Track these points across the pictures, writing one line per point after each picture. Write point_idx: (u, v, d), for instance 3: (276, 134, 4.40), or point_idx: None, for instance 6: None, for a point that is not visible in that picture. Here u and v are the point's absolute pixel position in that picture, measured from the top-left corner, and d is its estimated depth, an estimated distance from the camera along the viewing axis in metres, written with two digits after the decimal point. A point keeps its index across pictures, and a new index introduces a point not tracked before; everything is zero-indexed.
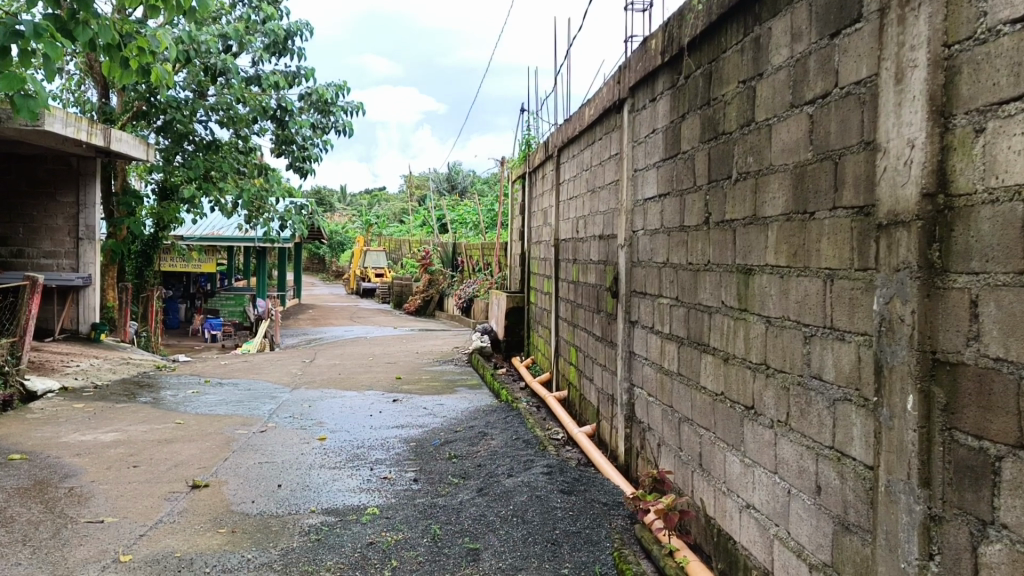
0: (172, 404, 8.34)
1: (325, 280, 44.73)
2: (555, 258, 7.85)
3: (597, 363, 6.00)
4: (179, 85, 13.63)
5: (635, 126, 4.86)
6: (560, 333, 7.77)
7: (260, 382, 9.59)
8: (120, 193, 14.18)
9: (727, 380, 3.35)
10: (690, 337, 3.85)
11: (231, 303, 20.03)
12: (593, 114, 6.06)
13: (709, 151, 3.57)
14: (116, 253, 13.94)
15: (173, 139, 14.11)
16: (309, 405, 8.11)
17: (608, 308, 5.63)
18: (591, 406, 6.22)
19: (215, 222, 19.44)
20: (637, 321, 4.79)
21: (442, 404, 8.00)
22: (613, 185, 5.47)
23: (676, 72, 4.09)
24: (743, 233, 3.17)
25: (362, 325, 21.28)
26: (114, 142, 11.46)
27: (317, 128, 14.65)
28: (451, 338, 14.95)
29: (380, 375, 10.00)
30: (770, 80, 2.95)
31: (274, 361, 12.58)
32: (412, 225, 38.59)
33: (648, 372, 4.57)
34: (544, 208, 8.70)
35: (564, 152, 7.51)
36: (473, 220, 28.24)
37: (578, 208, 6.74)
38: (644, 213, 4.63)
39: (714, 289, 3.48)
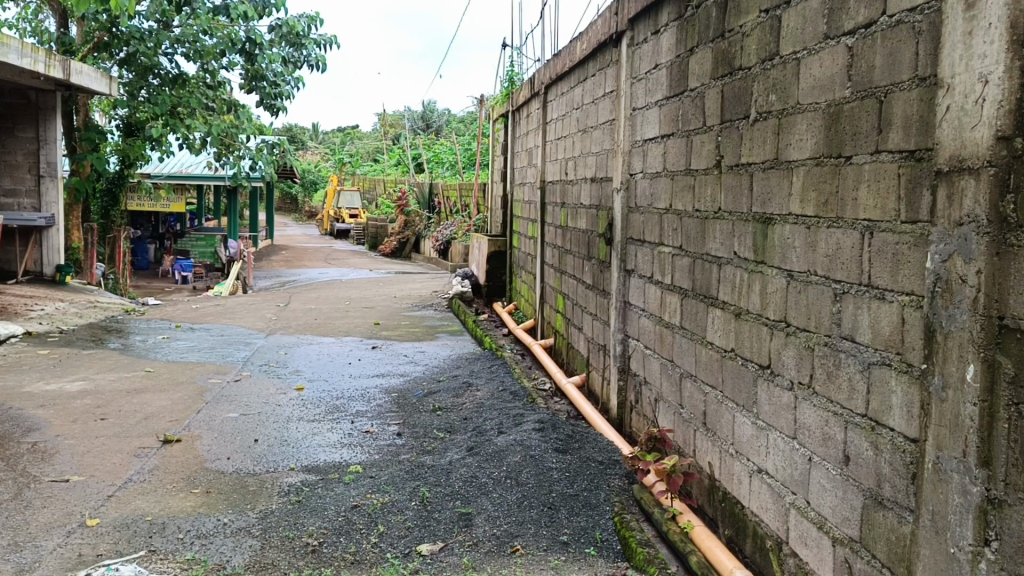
0: (142, 351, 8.03)
1: (299, 220, 44.06)
2: (542, 201, 7.56)
3: (587, 311, 5.77)
4: (142, 15, 12.97)
5: (635, 62, 4.55)
6: (545, 279, 7.52)
7: (233, 328, 9.29)
8: (83, 129, 13.59)
9: (738, 336, 3.12)
10: (695, 289, 3.61)
11: (202, 244, 19.58)
12: (586, 49, 5.72)
13: (722, 89, 3.29)
14: (80, 192, 13.41)
15: (138, 73, 13.48)
16: (285, 352, 7.83)
17: (600, 256, 5.38)
18: (580, 356, 6.01)
19: (184, 161, 18.84)
20: (634, 270, 4.54)
21: (423, 351, 7.77)
22: (608, 125, 5.17)
23: (683, 2, 3.80)
24: (761, 179, 2.91)
25: (337, 267, 20.91)
26: (74, 75, 10.90)
27: (288, 63, 14.09)
28: (430, 281, 14.68)
29: (358, 321, 9.73)
30: (799, 8, 2.65)
31: (248, 304, 12.24)
32: (387, 165, 37.95)
33: (646, 324, 4.34)
34: (529, 148, 8.38)
35: (552, 89, 7.17)
36: (450, 160, 27.74)
37: (568, 149, 6.43)
38: (644, 155, 4.36)
39: (725, 239, 3.23)
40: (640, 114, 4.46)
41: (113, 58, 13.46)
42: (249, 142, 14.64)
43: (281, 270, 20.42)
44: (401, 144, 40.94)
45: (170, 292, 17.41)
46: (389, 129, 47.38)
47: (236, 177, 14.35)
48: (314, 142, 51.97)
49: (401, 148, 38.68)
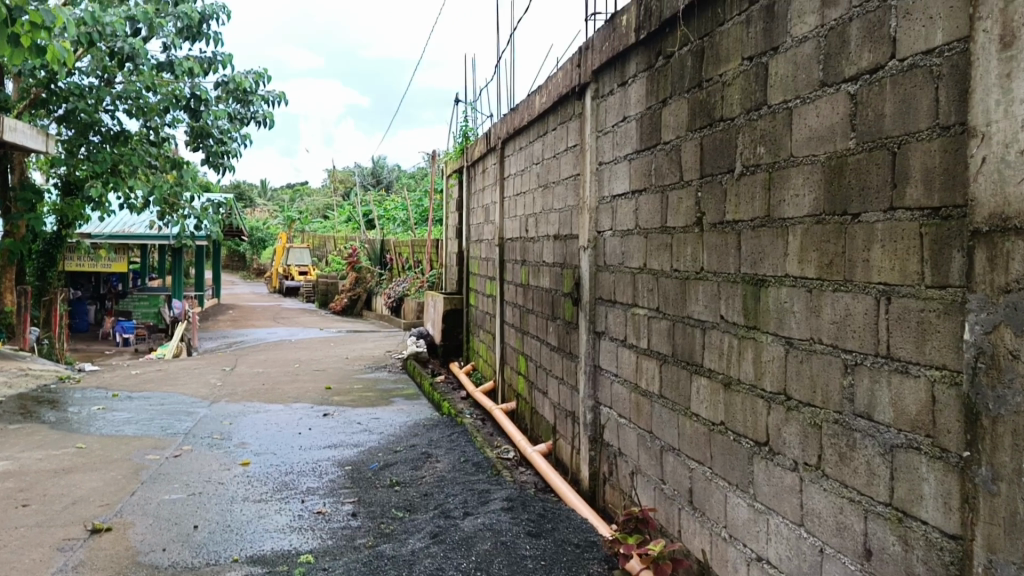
0: (75, 423, 7.50)
1: (246, 277, 43.22)
2: (500, 258, 7.30)
3: (551, 375, 5.49)
4: (82, 71, 12.58)
5: (601, 114, 4.35)
6: (505, 340, 7.23)
7: (175, 395, 8.78)
8: (18, 189, 13.04)
9: (728, 408, 2.86)
10: (675, 354, 3.35)
11: (146, 304, 18.88)
12: (546, 102, 5.54)
13: (702, 141, 3.08)
14: (14, 253, 12.80)
15: (77, 131, 13.00)
16: (230, 422, 7.37)
17: (565, 316, 5.12)
18: (545, 422, 5.70)
19: (126, 219, 18.26)
20: (604, 332, 4.29)
21: (377, 418, 7.38)
22: (571, 180, 4.96)
23: (652, 53, 3.61)
24: (752, 238, 2.68)
25: (287, 326, 20.35)
26: (7, 133, 10.44)
27: (235, 120, 13.77)
28: (382, 340, 14.26)
29: (308, 385, 9.29)
30: (790, 54, 2.46)
31: (192, 369, 11.70)
32: (337, 222, 37.55)
33: (619, 391, 4.07)
34: (486, 205, 8.15)
35: (509, 144, 6.97)
36: (401, 216, 27.49)
37: (528, 205, 6.21)
38: (613, 211, 4.14)
39: (710, 302, 2.99)
40: (607, 169, 4.25)
41: (51, 115, 13.01)
42: (195, 201, 14.21)
43: (228, 330, 19.79)
44: (351, 200, 40.61)
45: (111, 355, 16.68)
46: (338, 186, 47.06)
47: (181, 237, 13.88)
48: (262, 199, 51.36)
49: (351, 204, 38.34)
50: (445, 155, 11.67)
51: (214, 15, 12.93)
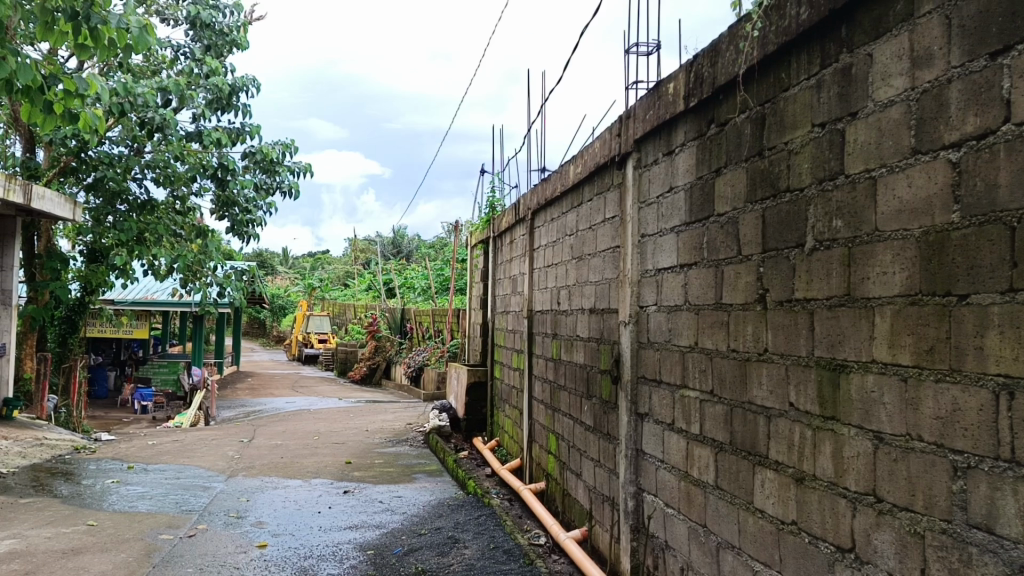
0: (87, 498, 7.22)
1: (265, 345, 43.12)
2: (529, 331, 7.08)
3: (586, 457, 5.20)
4: (112, 140, 12.67)
5: (644, 184, 4.16)
6: (533, 417, 6.95)
7: (192, 468, 8.51)
8: (43, 255, 13.04)
9: (801, 507, 2.58)
10: (733, 443, 3.08)
11: (165, 370, 18.70)
12: (581, 172, 5.38)
13: (763, 213, 2.86)
14: (36, 319, 12.73)
15: (105, 198, 13.03)
16: (246, 498, 7.09)
17: (602, 396, 4.86)
18: (578, 506, 5.38)
19: (149, 286, 18.24)
20: (647, 415, 4.02)
21: (400, 496, 7.07)
22: (609, 252, 4.76)
23: (702, 120, 3.43)
24: (828, 318, 2.44)
25: (305, 396, 20.09)
26: (35, 200, 10.41)
27: (261, 189, 13.77)
28: (403, 412, 13.97)
29: (328, 459, 9.00)
30: (871, 119, 2.26)
31: (209, 439, 11.44)
32: (357, 290, 37.57)
33: (664, 479, 3.78)
34: (514, 275, 7.97)
35: (540, 214, 6.81)
36: (422, 285, 27.42)
37: (560, 277, 6.01)
38: (658, 285, 3.91)
39: (776, 387, 2.74)
40: (651, 241, 4.04)
41: (80, 183, 13.08)
42: (219, 269, 14.16)
43: (246, 399, 19.56)
44: (372, 269, 40.70)
45: (127, 423, 16.44)
46: (359, 254, 47.27)
47: (203, 305, 13.78)
48: (283, 267, 51.63)
49: (372, 272, 38.39)
50: (470, 225, 11.56)
51: (244, 86, 13.05)
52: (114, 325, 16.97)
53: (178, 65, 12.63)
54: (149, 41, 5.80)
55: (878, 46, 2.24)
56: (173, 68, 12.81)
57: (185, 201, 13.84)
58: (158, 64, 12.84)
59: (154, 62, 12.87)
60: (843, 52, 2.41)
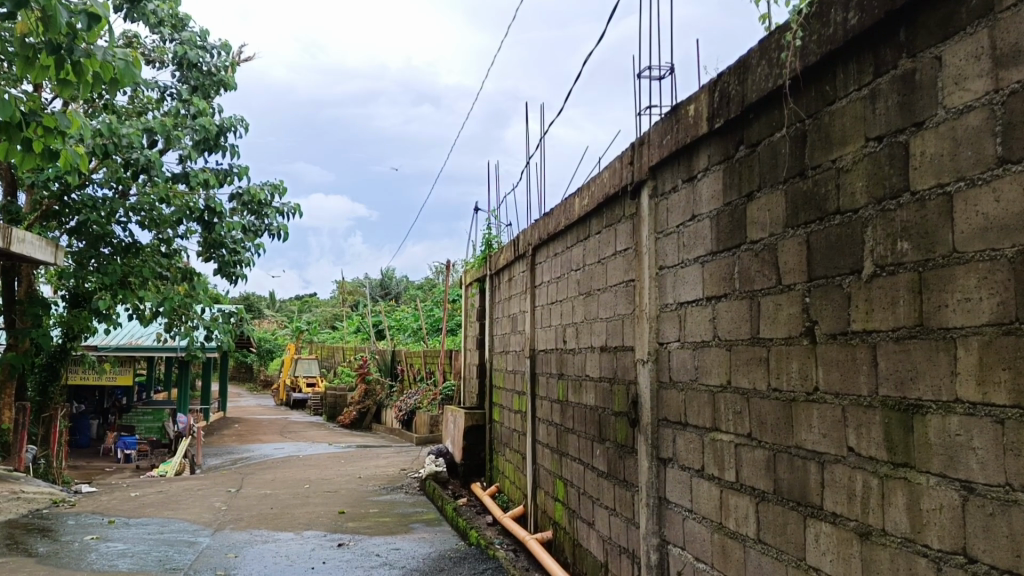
0: (65, 556, 6.82)
1: (253, 389, 42.49)
2: (531, 371, 6.79)
3: (598, 506, 4.90)
4: (96, 183, 12.42)
5: (662, 213, 3.92)
6: (537, 462, 6.64)
7: (176, 522, 8.11)
8: (23, 301, 12.68)
9: (867, 566, 2.29)
10: (778, 491, 2.80)
11: (148, 418, 18.34)
12: (589, 204, 5.14)
13: (809, 237, 2.62)
14: (15, 367, 12.33)
15: (88, 242, 12.71)
16: (234, 553, 6.71)
17: (616, 440, 4.57)
18: (591, 558, 5.06)
19: (133, 331, 17.82)
20: (671, 460, 3.73)
21: (397, 548, 6.70)
22: (623, 287, 4.51)
23: (729, 141, 3.20)
24: (896, 352, 2.18)
25: (294, 441, 19.63)
26: (14, 243, 10.13)
27: (249, 230, 13.49)
28: (395, 457, 13.57)
29: (319, 509, 8.62)
30: (943, 129, 2.03)
31: (195, 489, 11.02)
32: (346, 333, 37.15)
33: (693, 530, 3.49)
34: (514, 314, 7.71)
35: (542, 250, 6.56)
36: (412, 326, 27.08)
37: (565, 315, 5.74)
38: (681, 320, 3.65)
39: (832, 430, 2.47)
40: (671, 273, 3.79)
41: (62, 227, 12.78)
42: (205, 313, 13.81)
43: (233, 446, 19.08)
44: (360, 310, 40.33)
45: (110, 473, 15.93)
46: (347, 296, 46.89)
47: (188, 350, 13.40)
48: (271, 310, 51.14)
49: (360, 314, 38.01)
50: (465, 264, 11.31)
51: (232, 126, 12.82)
52: (98, 372, 16.56)
53: (165, 105, 12.42)
54: (135, 75, 5.29)
55: (947, 48, 2.02)
56: (159, 109, 12.60)
57: (170, 243, 13.55)
58: (144, 105, 12.64)
59: (139, 102, 12.65)
60: (903, 57, 2.19)
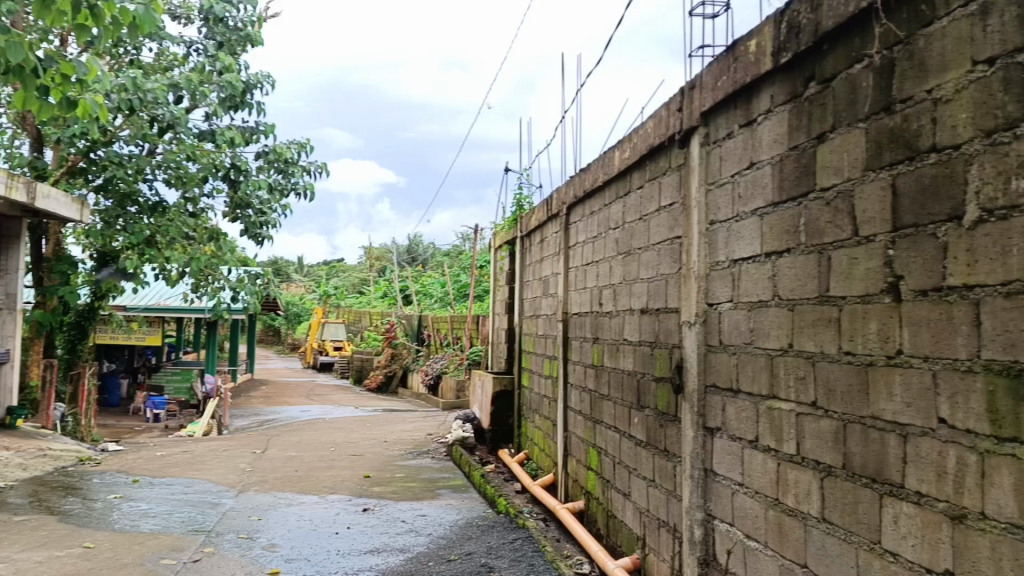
0: (88, 515, 6.70)
1: (281, 353, 42.71)
2: (563, 335, 6.52)
3: (635, 476, 4.65)
4: (122, 139, 12.26)
5: (714, 162, 3.60)
6: (568, 430, 6.40)
7: (200, 483, 7.98)
8: (50, 258, 12.59)
9: (960, 554, 2.01)
10: (847, 467, 2.51)
11: (177, 378, 17.56)
12: (630, 157, 4.83)
13: (895, 181, 2.30)
14: (42, 324, 12.27)
15: (115, 200, 12.62)
16: (258, 516, 6.55)
17: (657, 408, 4.29)
18: (627, 531, 4.82)
19: (161, 291, 17.79)
20: (720, 430, 3.45)
21: (424, 514, 6.51)
22: (667, 244, 4.21)
23: (797, 77, 2.87)
24: (1007, 310, 1.87)
25: (320, 404, 19.60)
26: (40, 198, 9.95)
27: (275, 190, 13.27)
28: (422, 422, 13.43)
29: (345, 473, 8.47)
30: None
31: (221, 450, 10.93)
32: (373, 297, 37.12)
33: (743, 506, 3.21)
34: (546, 276, 7.44)
35: (577, 208, 6.26)
36: (439, 291, 26.93)
37: (602, 276, 5.46)
38: (734, 279, 3.35)
39: (919, 399, 2.17)
40: (724, 228, 3.49)
41: (88, 184, 12.64)
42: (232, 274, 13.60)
43: (260, 408, 19.08)
44: (387, 276, 40.25)
45: (138, 432, 15.96)
46: (375, 261, 46.85)
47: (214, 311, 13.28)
48: (299, 274, 51.28)
49: (388, 279, 37.94)
50: (494, 226, 11.04)
51: (258, 83, 12.56)
52: (126, 332, 16.55)
53: (191, 61, 12.19)
54: (156, 20, 5.12)
55: None
56: (185, 65, 12.38)
57: (196, 202, 13.38)
58: (170, 61, 12.42)
59: (166, 58, 12.43)
60: None
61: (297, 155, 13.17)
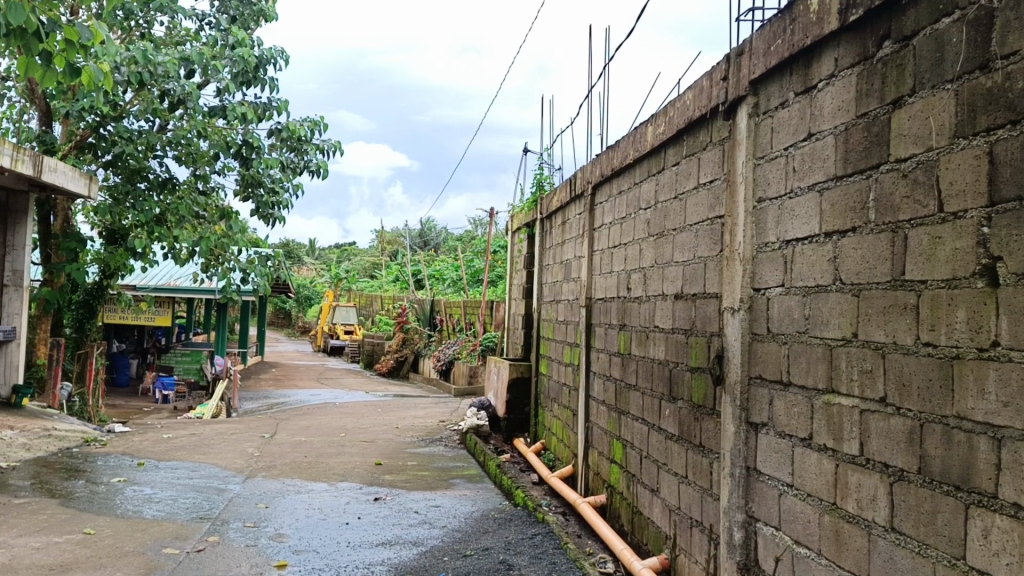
0: (91, 499, 6.49)
1: (291, 336, 42.62)
2: (586, 321, 6.26)
3: (665, 471, 4.40)
4: (133, 115, 12.00)
5: (765, 135, 3.32)
6: (590, 420, 6.15)
7: (208, 467, 7.77)
8: (59, 236, 12.38)
9: None
10: (924, 471, 2.24)
11: (187, 360, 18.00)
12: (665, 133, 4.55)
13: (992, 149, 2.02)
14: (51, 302, 12.09)
15: (124, 176, 12.39)
16: (265, 503, 6.33)
17: (692, 399, 4.03)
18: (654, 528, 4.58)
19: (172, 271, 17.61)
20: (766, 425, 3.18)
21: (437, 505, 6.27)
22: (706, 225, 3.93)
23: (869, 36, 2.58)
24: None
25: (331, 388, 19.43)
26: (46, 172, 9.73)
27: (288, 169, 13.02)
28: (434, 408, 13.21)
29: (355, 459, 8.24)
30: None
31: (229, 433, 10.74)
32: (384, 281, 36.91)
33: (793, 510, 2.95)
34: (567, 259, 7.17)
35: (604, 188, 5.98)
36: (451, 276, 26.67)
37: (631, 259, 5.18)
38: (787, 261, 3.08)
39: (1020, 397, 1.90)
40: (775, 206, 3.21)
41: (98, 160, 12.41)
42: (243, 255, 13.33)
43: (270, 390, 18.92)
44: (399, 260, 40.03)
45: (147, 413, 15.81)
46: (387, 246, 46.63)
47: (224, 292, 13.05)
48: (310, 257, 51.13)
49: (400, 264, 37.73)
50: (512, 209, 10.76)
51: (272, 59, 12.28)
52: (136, 311, 16.38)
53: (204, 36, 11.92)
54: None
55: None
56: (198, 40, 12.11)
57: (207, 181, 13.14)
58: (184, 37, 12.17)
59: (178, 33, 12.18)
60: None
61: (310, 134, 12.91)
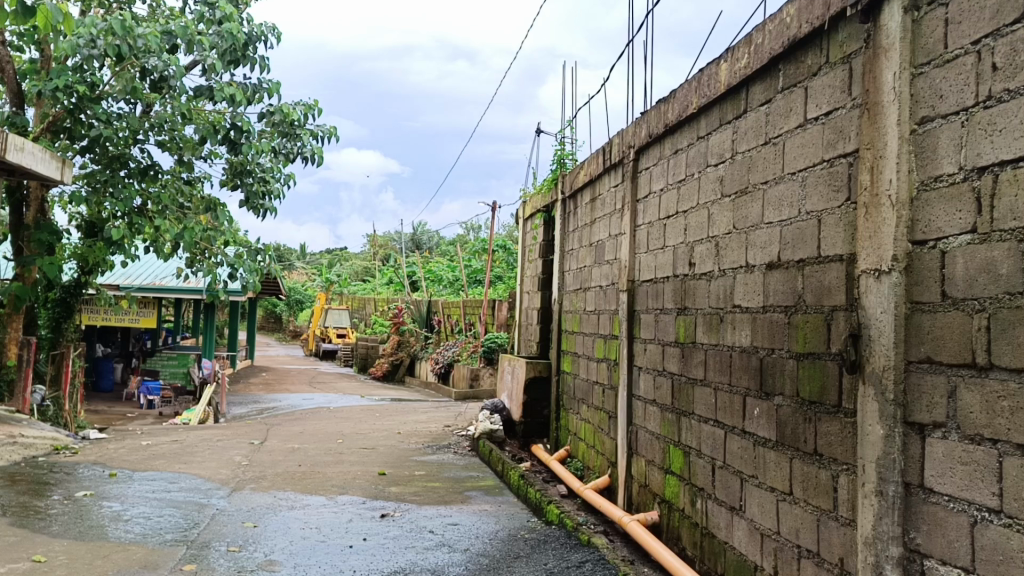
0: (50, 516, 5.55)
1: (282, 340, 41.48)
2: (626, 308, 5.38)
3: (752, 485, 3.54)
4: (112, 97, 10.89)
5: (932, 31, 2.45)
6: (632, 423, 5.28)
7: (189, 479, 6.84)
8: (31, 227, 11.36)
9: None
10: None
11: (174, 363, 16.75)
12: (749, 66, 3.67)
13: None
14: (22, 298, 11.09)
15: (104, 163, 11.26)
16: (253, 522, 5.39)
17: (799, 394, 3.16)
18: (734, 553, 3.71)
19: (156, 269, 16.51)
20: (947, 425, 2.32)
21: (455, 523, 5.36)
22: (821, 170, 3.06)
23: None
24: None
25: (324, 392, 18.49)
26: (12, 151, 8.77)
27: (280, 155, 11.88)
28: (435, 413, 12.26)
29: (356, 469, 7.31)
30: None
31: (215, 440, 9.77)
32: (378, 284, 35.95)
33: (1003, 545, 2.11)
34: (599, 239, 6.29)
35: (651, 151, 5.11)
36: (448, 277, 25.75)
37: (695, 230, 4.31)
38: (986, 196, 2.22)
39: None
40: (954, 125, 2.35)
41: (73, 145, 11.40)
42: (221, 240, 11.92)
43: (260, 395, 17.93)
44: (392, 263, 39.01)
45: (130, 418, 14.83)
46: (379, 249, 45.59)
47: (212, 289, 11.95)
48: (302, 260, 50.01)
49: (393, 267, 36.71)
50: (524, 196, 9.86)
51: (263, 37, 11.31)
52: (118, 311, 15.40)
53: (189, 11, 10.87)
54: None
55: None
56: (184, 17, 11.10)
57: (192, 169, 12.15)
58: (169, 14, 11.17)
59: (163, 12, 11.18)
60: None
61: (304, 117, 11.78)
